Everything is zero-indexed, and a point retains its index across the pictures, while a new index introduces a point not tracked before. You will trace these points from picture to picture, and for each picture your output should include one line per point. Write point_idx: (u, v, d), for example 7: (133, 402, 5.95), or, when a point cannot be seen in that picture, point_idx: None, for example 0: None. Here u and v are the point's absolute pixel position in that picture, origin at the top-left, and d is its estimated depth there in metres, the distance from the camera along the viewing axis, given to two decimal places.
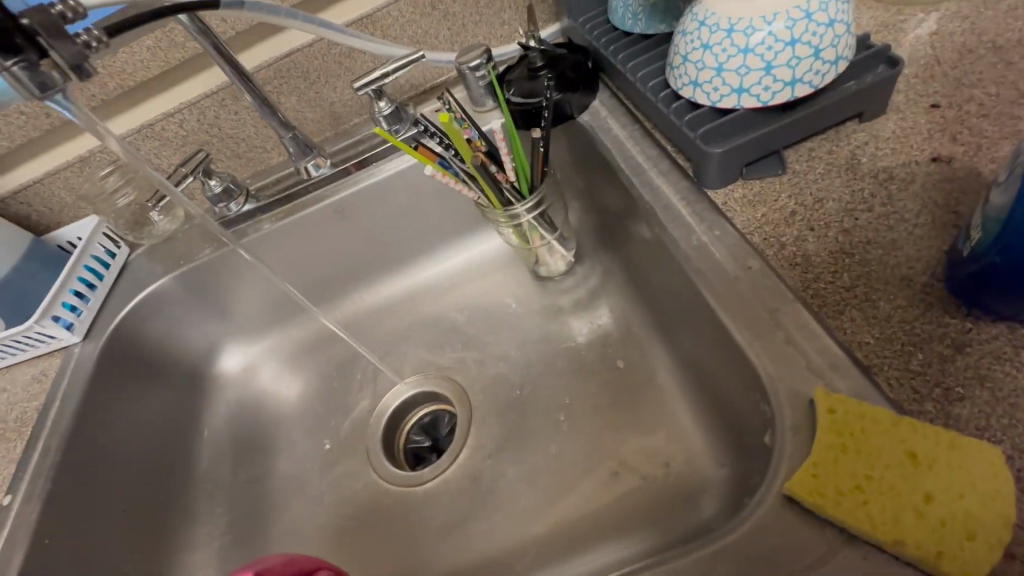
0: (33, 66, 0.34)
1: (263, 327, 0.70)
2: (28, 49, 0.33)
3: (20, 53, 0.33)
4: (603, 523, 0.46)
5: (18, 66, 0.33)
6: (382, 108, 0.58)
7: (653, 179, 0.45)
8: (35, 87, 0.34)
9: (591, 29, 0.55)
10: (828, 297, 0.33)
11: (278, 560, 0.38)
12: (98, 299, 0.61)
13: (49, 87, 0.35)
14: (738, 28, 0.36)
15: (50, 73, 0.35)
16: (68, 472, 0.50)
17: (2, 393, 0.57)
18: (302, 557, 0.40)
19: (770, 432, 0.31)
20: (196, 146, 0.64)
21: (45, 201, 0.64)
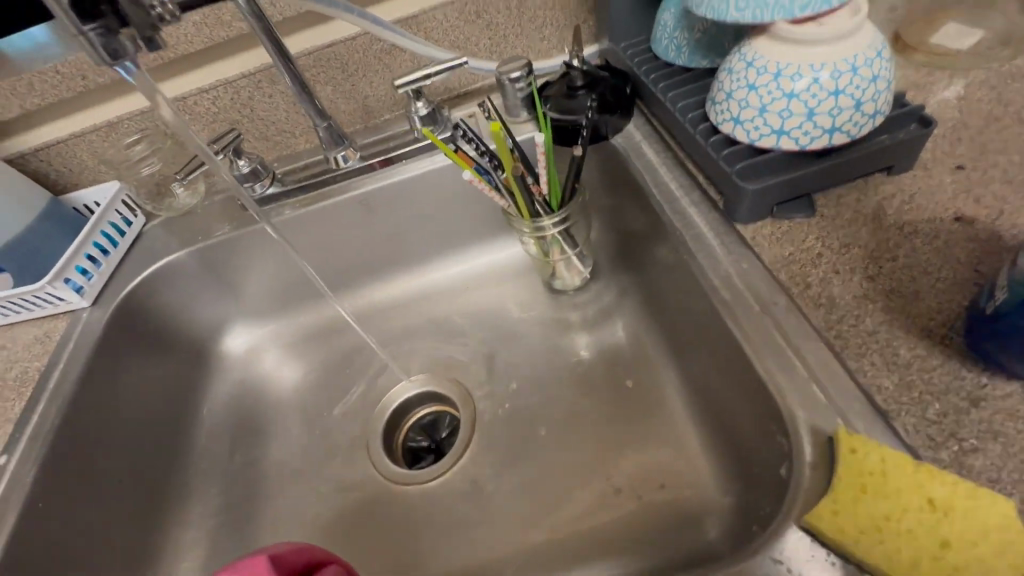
0: (109, 33, 0.36)
1: (272, 311, 0.70)
2: (109, 16, 0.36)
3: (100, 20, 0.36)
4: (602, 539, 0.47)
5: (95, 32, 0.36)
6: (419, 108, 0.59)
7: (684, 207, 0.46)
8: (108, 53, 0.37)
9: (632, 55, 0.56)
10: (850, 340, 0.34)
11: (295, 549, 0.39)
12: (110, 265, 0.61)
13: (120, 54, 0.37)
14: (785, 74, 0.38)
15: (123, 41, 0.37)
16: (67, 435, 0.49)
17: (2, 350, 0.57)
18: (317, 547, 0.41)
19: (786, 466, 0.32)
20: (225, 124, 0.64)
21: (66, 161, 0.63)
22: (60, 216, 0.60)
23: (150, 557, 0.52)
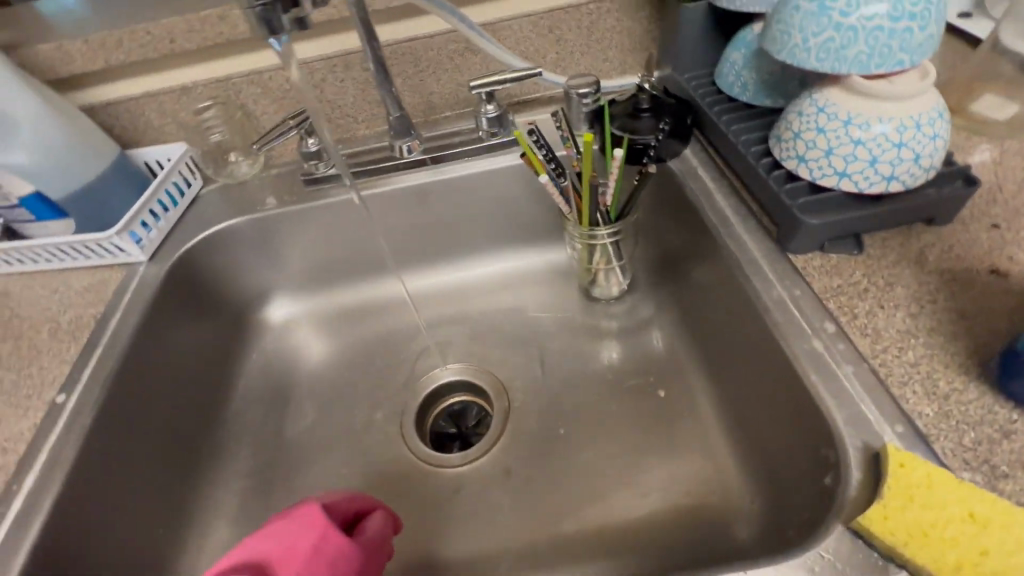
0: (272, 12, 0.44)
1: (313, 286, 0.71)
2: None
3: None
4: (628, 535, 0.49)
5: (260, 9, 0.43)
6: (489, 110, 0.63)
7: (738, 233, 0.50)
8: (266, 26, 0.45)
9: (695, 87, 0.60)
10: (894, 370, 0.38)
11: (338, 498, 0.45)
12: (168, 222, 0.63)
13: (276, 29, 0.45)
14: (855, 122, 0.41)
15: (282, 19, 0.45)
16: (124, 381, 0.51)
17: (56, 294, 0.58)
18: (361, 497, 0.46)
19: (831, 475, 0.35)
20: (294, 102, 0.66)
21: (134, 118, 0.65)
22: (127, 170, 0.61)
23: (184, 511, 0.53)
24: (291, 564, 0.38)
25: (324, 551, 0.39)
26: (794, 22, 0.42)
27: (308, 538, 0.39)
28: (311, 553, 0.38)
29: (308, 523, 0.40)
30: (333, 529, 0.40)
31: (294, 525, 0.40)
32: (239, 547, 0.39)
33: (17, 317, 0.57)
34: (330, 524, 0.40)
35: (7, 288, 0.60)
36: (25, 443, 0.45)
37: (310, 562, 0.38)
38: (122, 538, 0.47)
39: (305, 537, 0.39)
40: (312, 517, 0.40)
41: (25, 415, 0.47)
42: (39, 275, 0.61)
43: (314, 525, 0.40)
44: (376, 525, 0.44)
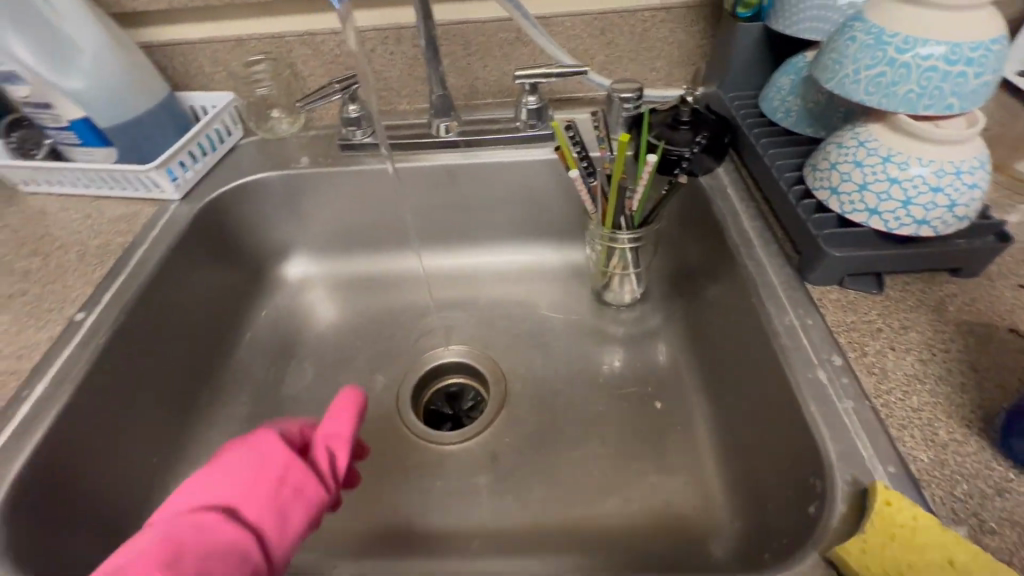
0: None
1: (333, 249, 0.72)
2: None
3: None
4: (604, 538, 0.49)
5: None
6: (530, 101, 0.64)
7: (759, 255, 0.50)
8: None
9: (738, 107, 0.60)
10: (896, 412, 0.37)
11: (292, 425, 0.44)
12: (204, 166, 0.65)
13: None
14: (894, 160, 0.41)
15: None
16: (141, 309, 0.52)
17: (89, 219, 0.60)
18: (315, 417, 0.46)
19: (815, 505, 0.35)
20: (342, 68, 0.68)
21: (187, 63, 0.67)
22: (172, 110, 0.63)
23: (178, 444, 0.54)
24: (254, 498, 0.37)
25: (291, 479, 0.39)
26: (849, 53, 0.42)
27: (271, 468, 0.39)
28: (277, 482, 0.38)
29: (268, 454, 0.40)
30: (281, 462, 0.39)
31: (254, 456, 0.40)
32: (195, 492, 0.38)
33: (49, 236, 0.59)
34: (276, 459, 0.39)
35: (45, 208, 0.63)
36: (39, 352, 0.47)
37: (277, 489, 0.38)
38: (117, 459, 0.48)
39: (267, 467, 0.39)
40: (257, 456, 0.40)
41: (43, 327, 0.49)
42: (77, 200, 0.63)
43: (260, 464, 0.39)
44: (339, 423, 0.43)
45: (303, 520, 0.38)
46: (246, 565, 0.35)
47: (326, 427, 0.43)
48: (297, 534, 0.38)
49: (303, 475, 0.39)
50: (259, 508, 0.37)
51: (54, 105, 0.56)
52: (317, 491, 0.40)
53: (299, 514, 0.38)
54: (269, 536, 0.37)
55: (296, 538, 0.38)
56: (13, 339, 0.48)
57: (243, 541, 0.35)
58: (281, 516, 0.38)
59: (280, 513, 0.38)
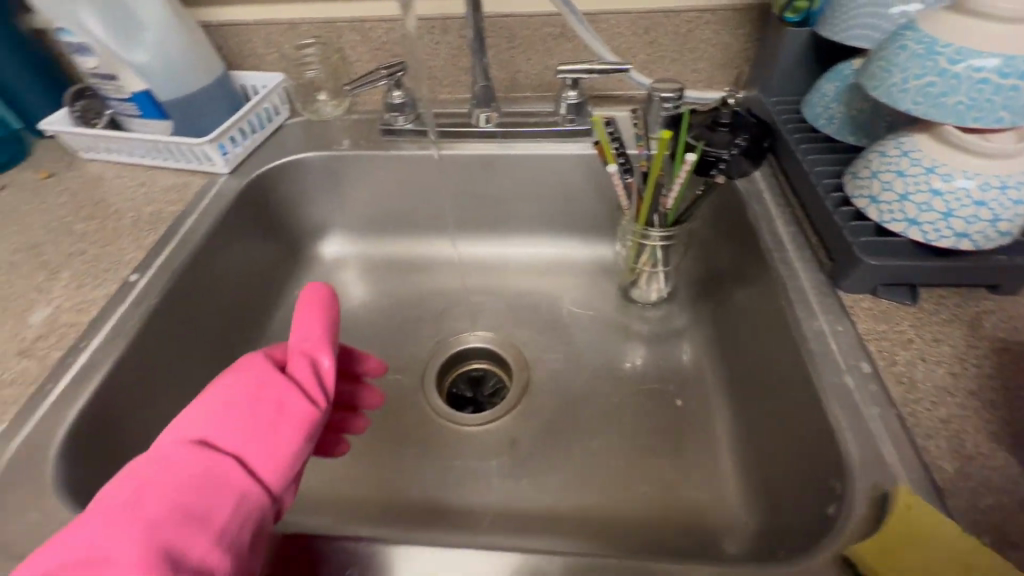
0: None
1: (368, 231, 0.75)
2: None
3: None
4: (618, 527, 0.50)
5: None
6: (571, 96, 0.64)
7: (792, 260, 0.50)
8: None
9: (779, 112, 0.60)
10: (922, 421, 0.37)
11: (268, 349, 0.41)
12: (252, 143, 0.67)
13: None
14: (938, 171, 0.41)
15: None
16: (188, 275, 0.55)
17: (143, 187, 0.63)
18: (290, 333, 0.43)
19: (834, 506, 0.35)
20: (388, 55, 0.70)
21: (242, 43, 0.70)
22: (226, 87, 0.66)
23: None
24: (227, 428, 0.35)
25: (267, 397, 0.36)
26: (899, 61, 0.42)
27: (246, 388, 0.37)
28: (249, 403, 0.36)
29: (240, 378, 0.37)
30: (250, 388, 0.37)
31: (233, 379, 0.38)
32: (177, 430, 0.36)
33: (106, 201, 0.62)
34: (245, 385, 0.37)
35: (102, 174, 0.66)
36: (96, 308, 0.50)
37: (255, 409, 0.36)
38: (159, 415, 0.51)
39: (243, 387, 0.37)
40: (226, 386, 0.37)
41: (100, 285, 0.52)
42: (132, 168, 0.66)
43: (228, 393, 0.36)
44: (311, 328, 0.41)
45: (288, 440, 0.36)
46: (229, 489, 0.33)
47: (295, 341, 0.40)
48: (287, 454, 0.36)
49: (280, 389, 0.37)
50: (234, 436, 0.35)
51: (120, 77, 0.59)
52: (299, 405, 0.37)
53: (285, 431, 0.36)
54: (255, 457, 0.35)
55: (285, 457, 0.35)
56: (73, 294, 0.51)
57: (219, 467, 0.33)
58: (263, 436, 0.35)
59: (263, 433, 0.35)
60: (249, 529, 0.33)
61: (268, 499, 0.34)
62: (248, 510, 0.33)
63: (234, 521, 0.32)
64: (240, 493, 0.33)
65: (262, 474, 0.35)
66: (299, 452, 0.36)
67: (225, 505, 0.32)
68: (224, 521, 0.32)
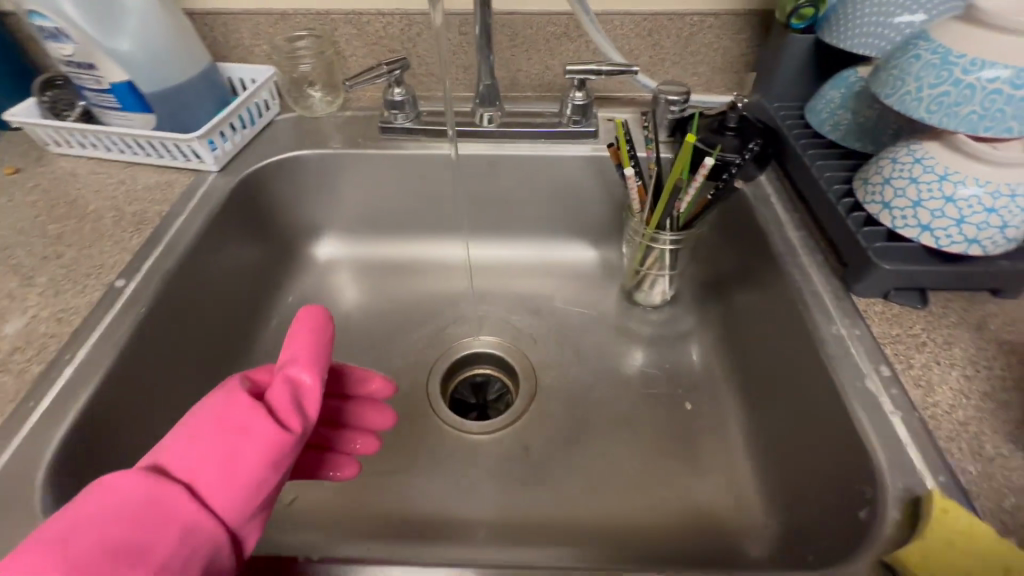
0: None
1: (363, 232, 0.72)
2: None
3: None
4: (636, 534, 0.50)
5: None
6: (577, 97, 0.64)
7: (804, 264, 0.50)
8: None
9: (783, 117, 0.61)
10: (943, 423, 0.38)
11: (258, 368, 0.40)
12: (241, 139, 0.64)
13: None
14: (950, 178, 0.42)
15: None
16: (179, 280, 0.51)
17: (123, 185, 0.59)
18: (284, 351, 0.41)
19: (867, 510, 0.35)
20: (385, 50, 0.67)
21: (228, 33, 0.66)
22: (213, 79, 0.62)
23: None
24: (186, 451, 0.33)
25: (231, 420, 0.34)
26: (912, 70, 0.43)
27: (213, 410, 0.35)
28: (212, 427, 0.34)
29: (214, 398, 0.36)
30: (218, 410, 0.35)
31: (209, 399, 0.36)
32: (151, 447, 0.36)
33: (82, 199, 0.58)
34: (214, 407, 0.35)
35: (75, 169, 0.61)
36: (79, 316, 0.46)
37: (218, 433, 0.34)
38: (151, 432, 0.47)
39: (212, 409, 0.35)
40: (198, 406, 0.35)
41: (82, 291, 0.48)
42: (109, 164, 0.62)
43: (196, 414, 0.35)
44: (298, 347, 0.38)
45: (247, 469, 0.33)
46: (174, 521, 0.31)
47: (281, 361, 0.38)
48: (246, 484, 0.34)
49: (246, 414, 0.34)
50: (192, 461, 0.33)
51: (98, 66, 0.54)
52: (265, 431, 0.34)
53: (245, 460, 0.33)
54: (210, 487, 0.33)
55: (241, 487, 0.33)
56: (51, 302, 0.47)
57: (166, 496, 0.31)
58: (220, 464, 0.33)
59: (221, 462, 0.33)
60: (192, 566, 0.31)
61: (221, 531, 0.33)
62: (193, 544, 0.31)
63: (174, 558, 0.30)
64: (185, 526, 0.31)
65: (216, 504, 0.33)
66: (260, 482, 0.34)
67: (166, 541, 0.30)
68: (162, 557, 0.30)
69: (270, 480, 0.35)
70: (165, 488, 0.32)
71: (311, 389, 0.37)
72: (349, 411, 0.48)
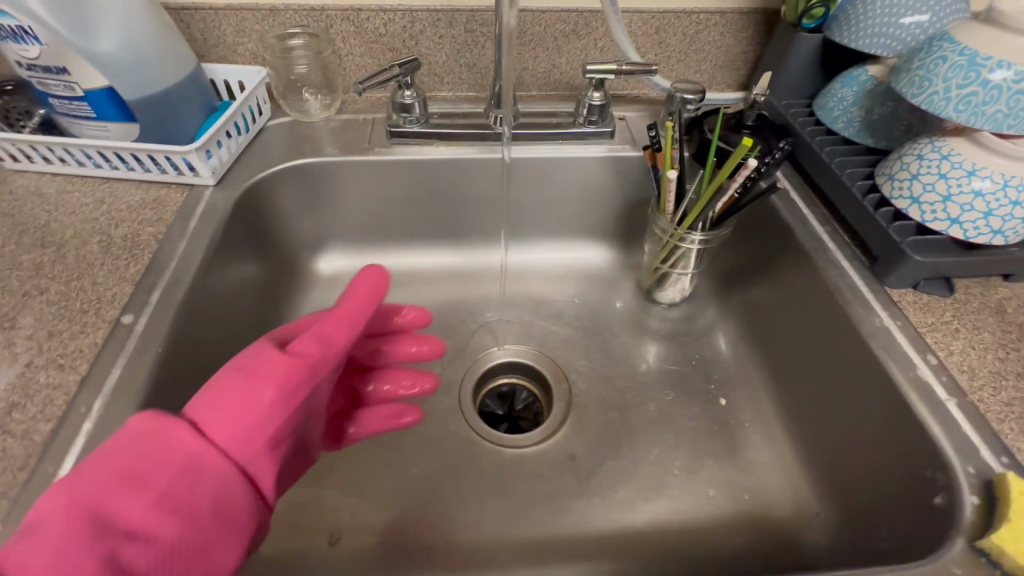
0: None
1: (368, 242, 0.68)
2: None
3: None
4: (693, 534, 0.50)
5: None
6: (595, 97, 0.62)
7: (834, 258, 0.52)
8: None
9: (793, 114, 0.62)
10: (992, 406, 0.41)
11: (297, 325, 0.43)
12: (235, 149, 0.58)
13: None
14: (978, 173, 0.44)
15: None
16: (190, 310, 0.46)
17: (103, 204, 0.52)
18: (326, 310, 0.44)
19: (942, 496, 0.37)
20: (385, 48, 0.63)
21: (208, 30, 0.60)
22: (201, 83, 0.56)
23: None
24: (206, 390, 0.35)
25: (251, 362, 0.36)
26: (938, 71, 0.45)
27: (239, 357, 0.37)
28: (234, 367, 0.36)
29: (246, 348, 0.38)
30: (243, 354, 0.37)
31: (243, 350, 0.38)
32: None
33: (56, 223, 0.50)
34: (243, 354, 0.37)
35: (40, 188, 0.54)
36: (85, 361, 0.40)
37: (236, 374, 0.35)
38: None
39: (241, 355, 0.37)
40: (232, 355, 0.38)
41: (82, 331, 0.42)
42: (81, 181, 0.55)
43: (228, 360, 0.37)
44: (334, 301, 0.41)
45: (254, 405, 0.34)
46: (177, 452, 0.32)
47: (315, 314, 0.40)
48: (252, 422, 0.34)
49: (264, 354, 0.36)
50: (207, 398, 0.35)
51: (72, 71, 0.47)
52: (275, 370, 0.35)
53: (257, 396, 0.34)
54: (219, 422, 0.34)
55: (246, 424, 0.34)
56: (46, 346, 0.41)
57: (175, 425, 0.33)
58: (228, 399, 0.34)
59: (232, 398, 0.34)
60: (193, 500, 0.31)
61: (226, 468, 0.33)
62: (194, 477, 0.32)
63: (173, 486, 0.31)
64: (187, 457, 0.32)
65: (221, 441, 0.33)
66: (268, 420, 0.35)
67: (170, 470, 0.31)
68: (164, 485, 0.31)
69: (277, 420, 0.35)
70: (172, 420, 0.33)
71: (333, 335, 0.39)
72: (386, 352, 0.51)
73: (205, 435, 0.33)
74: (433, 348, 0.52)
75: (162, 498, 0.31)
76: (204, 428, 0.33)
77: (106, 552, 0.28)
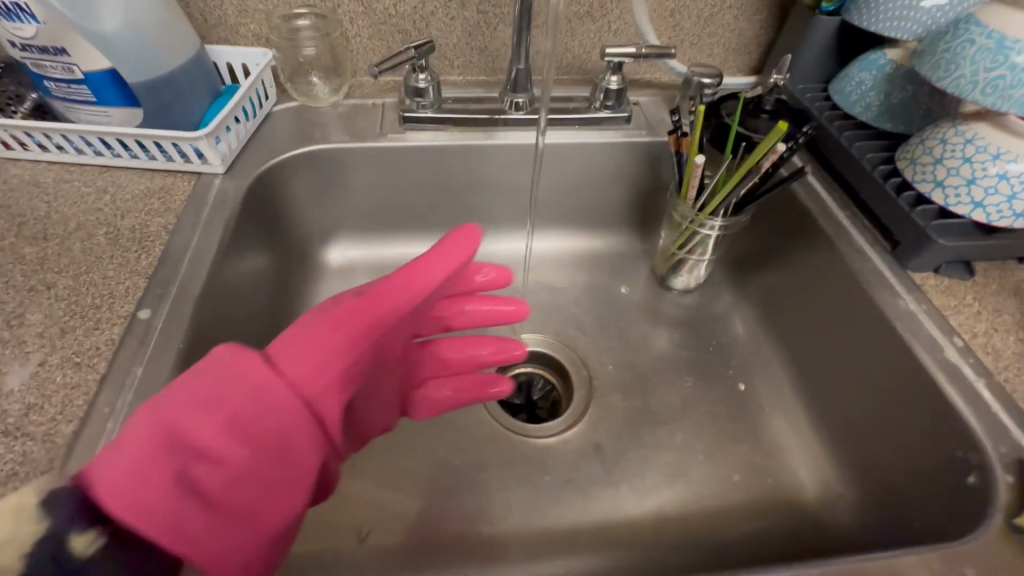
0: None
1: (378, 231, 0.66)
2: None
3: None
4: (719, 517, 0.51)
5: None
6: (612, 81, 0.61)
7: (856, 243, 0.52)
8: None
9: (809, 99, 0.62)
10: (1017, 386, 0.42)
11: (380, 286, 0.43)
12: (242, 135, 0.56)
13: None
14: (1003, 157, 0.45)
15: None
16: (208, 304, 0.44)
17: (106, 193, 0.50)
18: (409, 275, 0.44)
19: (974, 476, 0.38)
20: (394, 30, 0.61)
21: (208, 9, 0.57)
22: (206, 66, 0.53)
23: None
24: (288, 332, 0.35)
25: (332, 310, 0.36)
26: (965, 54, 0.45)
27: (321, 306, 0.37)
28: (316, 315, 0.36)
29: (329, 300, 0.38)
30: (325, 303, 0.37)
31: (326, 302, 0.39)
32: None
33: (57, 214, 0.48)
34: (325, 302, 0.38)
35: (36, 177, 0.51)
36: (104, 359, 0.38)
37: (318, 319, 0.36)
38: None
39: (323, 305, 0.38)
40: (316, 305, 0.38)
41: (97, 328, 0.40)
42: (80, 170, 0.52)
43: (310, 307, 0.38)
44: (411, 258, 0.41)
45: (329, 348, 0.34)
46: (251, 379, 0.31)
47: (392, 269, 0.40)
48: (326, 363, 0.34)
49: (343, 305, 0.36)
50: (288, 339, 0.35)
51: (72, 52, 0.45)
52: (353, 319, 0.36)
53: (327, 338, 0.34)
54: (291, 359, 0.33)
55: (320, 365, 0.34)
56: (60, 344, 0.39)
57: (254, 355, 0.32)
58: (306, 341, 0.34)
59: (312, 338, 0.34)
60: (261, 430, 0.30)
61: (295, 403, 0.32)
62: (265, 406, 0.31)
63: (244, 412, 0.30)
64: (259, 386, 0.31)
65: (295, 377, 0.33)
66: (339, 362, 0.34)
67: (242, 396, 0.30)
68: (236, 410, 0.30)
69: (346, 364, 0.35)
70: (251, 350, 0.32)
71: (405, 287, 0.38)
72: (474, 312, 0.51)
73: (280, 372, 0.32)
74: (518, 309, 0.52)
75: (235, 425, 0.29)
76: (278, 363, 0.33)
77: (178, 472, 0.27)
